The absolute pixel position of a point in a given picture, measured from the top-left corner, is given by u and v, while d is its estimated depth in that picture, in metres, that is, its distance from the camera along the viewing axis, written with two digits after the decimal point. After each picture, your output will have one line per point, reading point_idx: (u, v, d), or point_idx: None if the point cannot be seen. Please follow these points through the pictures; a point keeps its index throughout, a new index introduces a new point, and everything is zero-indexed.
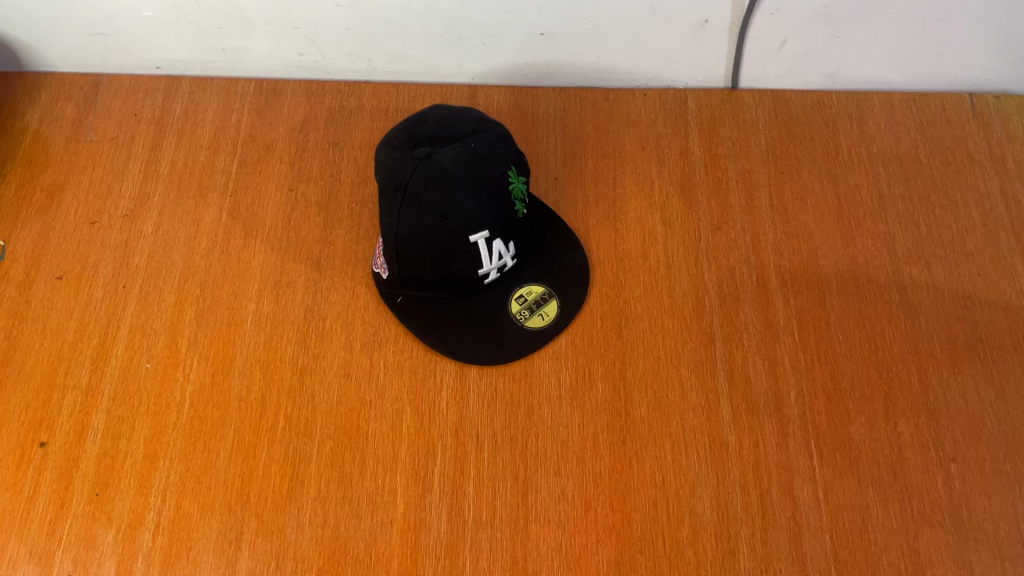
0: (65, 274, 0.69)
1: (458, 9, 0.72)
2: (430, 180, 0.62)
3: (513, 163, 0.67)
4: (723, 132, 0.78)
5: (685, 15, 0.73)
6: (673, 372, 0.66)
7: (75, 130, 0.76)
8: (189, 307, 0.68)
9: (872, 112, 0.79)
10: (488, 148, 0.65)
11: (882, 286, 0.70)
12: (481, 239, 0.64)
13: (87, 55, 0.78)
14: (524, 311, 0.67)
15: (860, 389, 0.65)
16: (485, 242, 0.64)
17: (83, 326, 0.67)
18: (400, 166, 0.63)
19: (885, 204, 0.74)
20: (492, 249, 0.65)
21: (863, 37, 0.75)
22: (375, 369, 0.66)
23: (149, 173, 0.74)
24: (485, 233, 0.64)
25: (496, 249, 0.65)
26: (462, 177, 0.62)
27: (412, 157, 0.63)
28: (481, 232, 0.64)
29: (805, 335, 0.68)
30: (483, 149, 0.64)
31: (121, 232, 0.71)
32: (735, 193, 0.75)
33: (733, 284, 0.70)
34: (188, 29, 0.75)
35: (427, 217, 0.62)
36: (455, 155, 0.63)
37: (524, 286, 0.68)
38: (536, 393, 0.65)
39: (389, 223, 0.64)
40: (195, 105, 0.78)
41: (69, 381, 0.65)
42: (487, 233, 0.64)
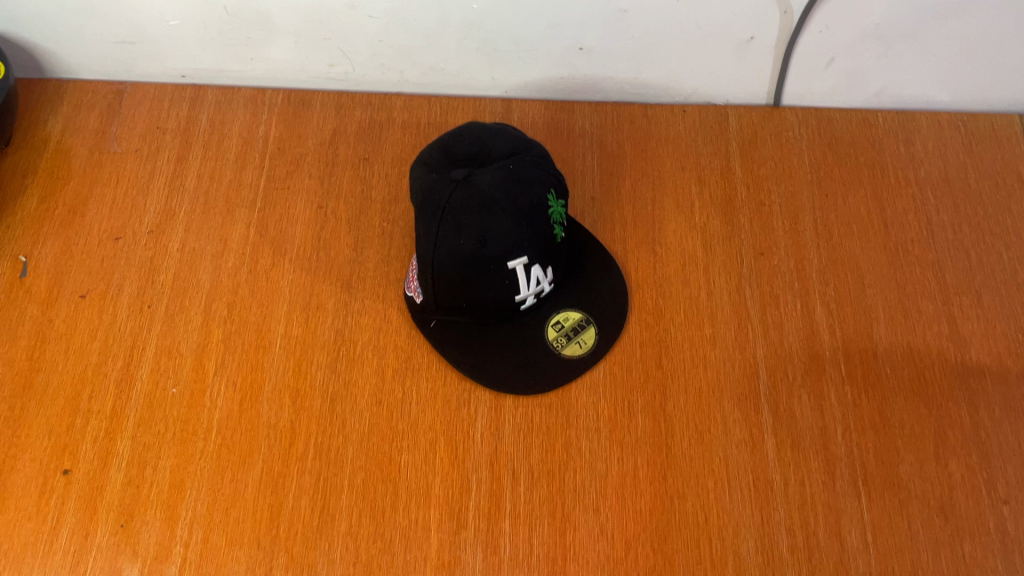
0: (89, 293, 0.67)
1: (496, 22, 0.70)
2: (469, 203, 0.59)
3: (553, 186, 0.65)
4: (765, 151, 0.75)
5: (731, 31, 0.70)
6: (716, 406, 0.64)
7: (98, 141, 0.74)
8: (216, 329, 0.66)
9: (919, 132, 0.76)
10: (529, 169, 0.62)
11: (931, 317, 0.68)
12: (520, 265, 0.61)
13: (111, 63, 0.76)
14: (561, 338, 0.65)
15: (909, 426, 0.63)
16: (524, 267, 0.62)
17: (108, 347, 0.65)
18: (437, 187, 0.61)
19: (934, 230, 0.71)
20: (531, 275, 0.63)
21: (913, 57, 0.72)
22: (408, 397, 0.64)
23: (175, 187, 0.72)
24: (525, 259, 0.62)
25: (534, 275, 0.63)
26: (502, 201, 0.60)
27: (450, 178, 0.60)
28: (520, 257, 0.61)
29: (852, 369, 0.65)
30: (524, 171, 0.62)
31: (146, 249, 0.69)
32: (778, 216, 0.72)
33: (777, 312, 0.68)
34: (216, 38, 0.73)
35: (465, 242, 0.60)
36: (495, 177, 0.60)
37: (561, 312, 0.66)
38: (574, 425, 0.63)
39: (425, 247, 0.61)
40: (222, 116, 0.76)
41: (93, 405, 0.63)
42: (526, 259, 0.61)
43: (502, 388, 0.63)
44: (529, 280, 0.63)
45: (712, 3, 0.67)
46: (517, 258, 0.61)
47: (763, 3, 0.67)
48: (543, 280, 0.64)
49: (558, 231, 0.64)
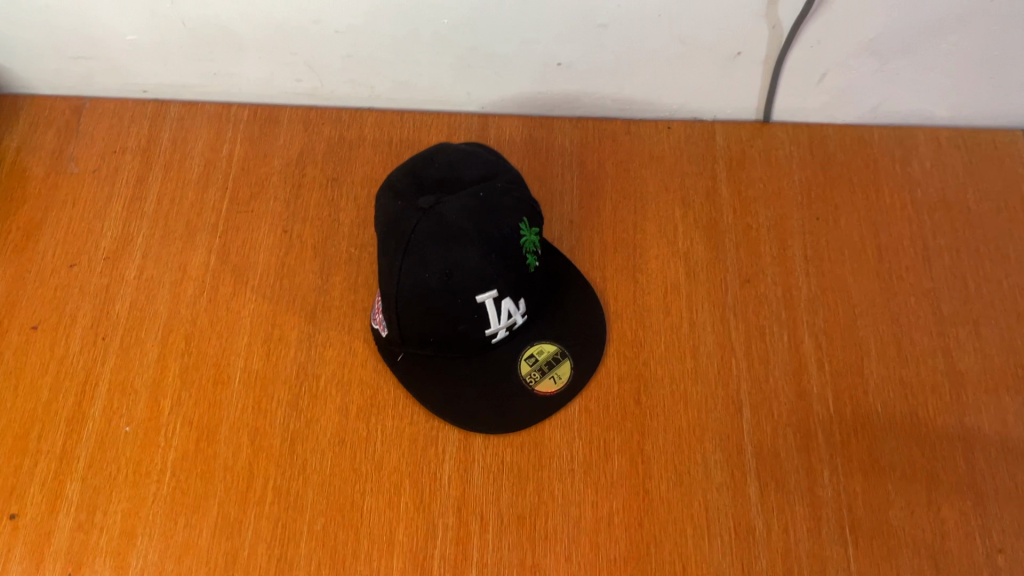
0: (41, 324, 0.64)
1: (469, 37, 0.66)
2: (433, 235, 0.56)
3: (528, 213, 0.61)
4: (754, 171, 0.72)
5: (717, 46, 0.66)
6: (697, 445, 0.61)
7: (55, 161, 0.71)
8: (173, 363, 0.63)
9: (916, 151, 0.72)
10: (501, 195, 0.58)
11: (926, 351, 0.64)
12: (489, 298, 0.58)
13: (68, 78, 0.73)
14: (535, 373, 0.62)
15: (901, 468, 0.60)
16: (494, 301, 0.59)
17: (59, 383, 0.62)
18: (400, 220, 0.57)
19: (930, 256, 0.68)
20: (501, 309, 0.59)
21: (910, 72, 0.68)
22: (372, 436, 0.61)
23: (133, 210, 0.69)
24: (494, 292, 0.58)
25: (505, 309, 0.60)
26: (469, 231, 0.56)
27: (413, 209, 0.57)
28: (489, 291, 0.58)
29: (841, 406, 0.62)
30: (495, 198, 0.58)
31: (101, 277, 0.66)
32: (766, 241, 0.69)
33: (763, 345, 0.64)
34: (177, 53, 0.69)
35: (432, 277, 0.56)
36: (460, 206, 0.57)
37: (535, 344, 0.62)
38: (546, 467, 0.60)
39: (390, 284, 0.58)
40: (185, 134, 0.73)
41: (42, 445, 0.60)
42: (495, 293, 0.58)
43: (471, 427, 0.60)
44: (499, 315, 0.60)
45: (696, 18, 0.64)
46: (486, 291, 0.58)
47: (750, 18, 0.64)
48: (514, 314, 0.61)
49: (531, 260, 0.61)
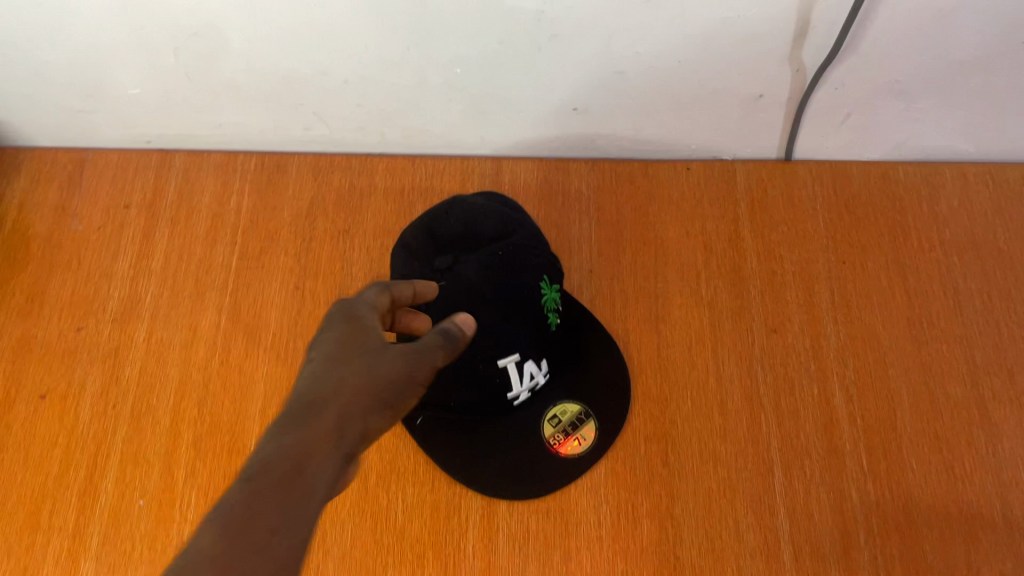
0: (49, 392, 0.62)
1: (481, 85, 0.64)
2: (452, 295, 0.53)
3: (548, 270, 0.59)
4: (776, 214, 0.70)
5: (739, 89, 0.64)
6: (727, 507, 0.59)
7: (59, 218, 0.69)
8: (186, 432, 0.61)
9: (944, 189, 0.70)
10: (522, 251, 0.56)
11: (960, 402, 0.62)
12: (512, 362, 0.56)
13: (69, 131, 0.71)
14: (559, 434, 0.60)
15: (937, 528, 0.58)
16: (517, 365, 0.57)
17: (70, 455, 0.60)
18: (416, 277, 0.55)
19: (961, 300, 0.66)
20: (523, 372, 0.58)
21: (937, 111, 0.66)
22: (393, 505, 0.59)
23: (140, 269, 0.67)
24: (517, 355, 0.57)
25: (527, 372, 0.58)
26: (489, 294, 0.54)
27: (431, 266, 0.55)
28: (511, 355, 0.56)
29: (874, 462, 0.60)
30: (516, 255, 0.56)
31: (110, 341, 0.64)
32: (792, 287, 0.67)
33: (792, 399, 0.63)
34: (180, 105, 0.67)
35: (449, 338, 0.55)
36: (480, 264, 0.54)
37: (557, 404, 0.61)
38: (572, 534, 0.58)
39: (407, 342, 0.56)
40: (191, 187, 0.71)
41: (54, 521, 0.58)
42: (517, 356, 0.56)
43: (494, 492, 0.59)
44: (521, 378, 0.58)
45: (717, 64, 0.62)
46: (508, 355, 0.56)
47: (773, 62, 0.61)
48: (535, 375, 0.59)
49: (552, 319, 0.59)
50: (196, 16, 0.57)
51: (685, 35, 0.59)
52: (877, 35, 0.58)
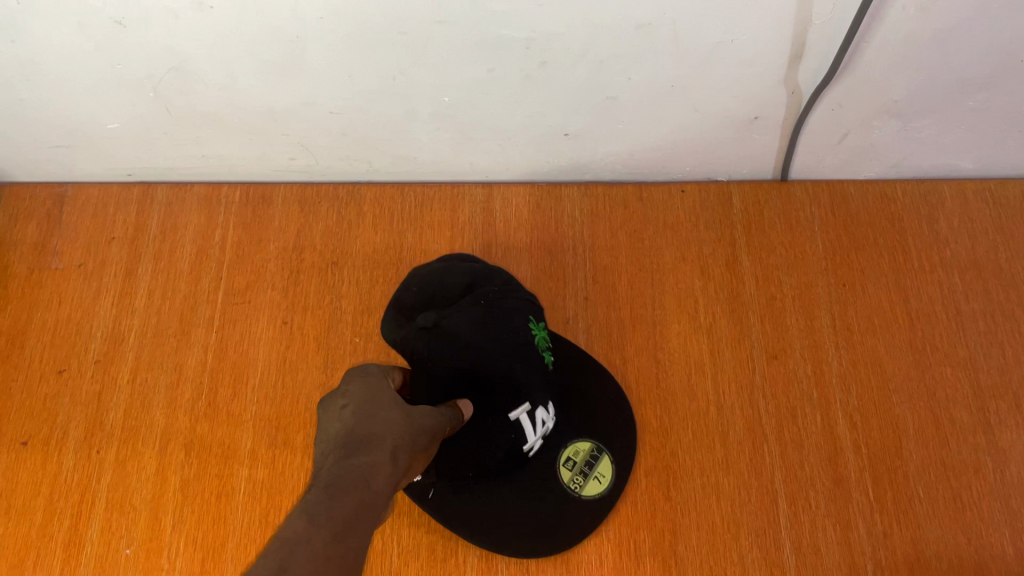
0: (31, 439, 0.61)
1: (470, 113, 0.63)
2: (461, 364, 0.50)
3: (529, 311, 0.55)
4: (774, 236, 0.69)
5: (733, 112, 0.63)
6: (732, 543, 0.58)
7: (38, 256, 0.67)
8: (173, 477, 0.59)
9: (943, 207, 0.69)
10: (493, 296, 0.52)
11: (966, 428, 0.61)
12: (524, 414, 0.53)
13: (48, 166, 0.69)
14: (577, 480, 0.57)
15: (947, 559, 0.57)
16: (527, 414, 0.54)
17: (53, 504, 0.59)
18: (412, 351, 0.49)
19: (964, 322, 0.65)
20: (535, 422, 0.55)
21: (935, 130, 0.65)
22: (389, 549, 0.58)
23: (123, 307, 0.65)
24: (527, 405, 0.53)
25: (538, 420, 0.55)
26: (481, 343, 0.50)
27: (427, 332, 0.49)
28: (521, 405, 0.53)
29: (880, 492, 0.59)
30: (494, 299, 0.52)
31: (93, 383, 0.62)
32: (792, 312, 0.66)
33: (795, 428, 0.61)
34: (161, 138, 0.66)
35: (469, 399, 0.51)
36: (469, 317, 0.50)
37: (569, 445, 0.58)
38: (575, 575, 0.57)
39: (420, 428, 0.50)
40: (175, 220, 0.69)
41: (38, 575, 0.56)
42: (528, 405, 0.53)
43: (546, 552, 0.56)
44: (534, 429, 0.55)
45: (710, 88, 0.60)
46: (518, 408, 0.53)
47: (769, 85, 0.60)
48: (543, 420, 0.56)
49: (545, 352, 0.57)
50: (175, 50, 0.56)
51: (677, 60, 0.57)
52: (874, 56, 0.57)
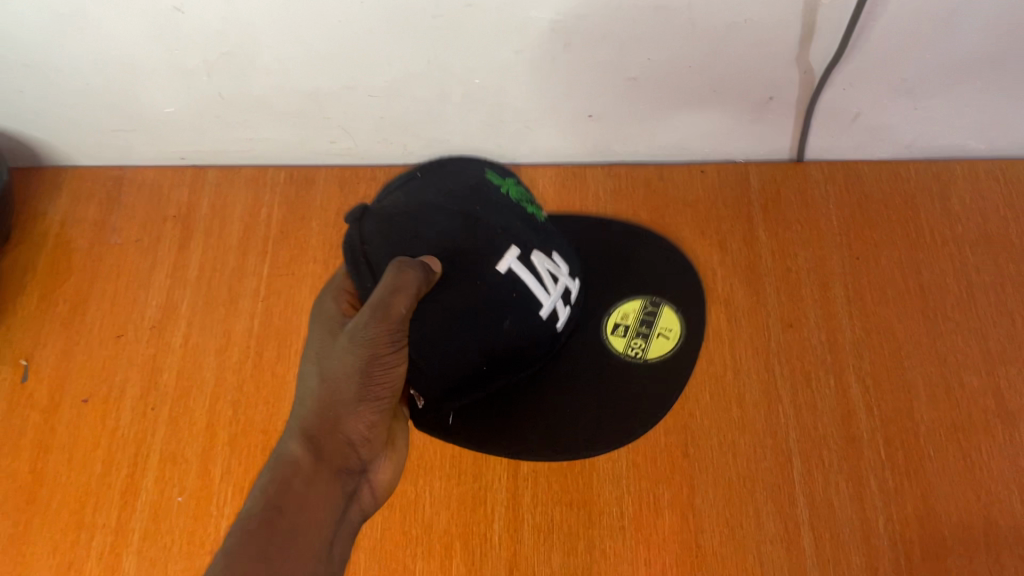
0: (91, 397, 0.65)
1: (499, 95, 0.67)
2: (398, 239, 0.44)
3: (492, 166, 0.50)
4: (790, 213, 0.72)
5: (749, 92, 0.67)
6: (747, 498, 0.60)
7: (99, 232, 0.73)
8: (222, 432, 0.64)
9: (955, 185, 0.72)
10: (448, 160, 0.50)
11: (976, 391, 0.63)
12: (514, 262, 0.45)
13: (108, 150, 0.74)
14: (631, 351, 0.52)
15: (956, 515, 0.59)
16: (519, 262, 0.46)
17: (111, 455, 0.63)
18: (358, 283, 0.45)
19: (975, 293, 0.67)
20: (541, 270, 0.47)
21: (944, 109, 0.68)
22: (421, 499, 0.61)
23: (176, 278, 0.70)
24: (515, 250, 0.46)
25: (545, 269, 0.48)
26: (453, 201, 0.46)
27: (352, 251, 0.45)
28: (506, 253, 0.45)
29: (892, 451, 0.61)
30: (434, 164, 0.49)
31: (148, 347, 0.67)
32: (807, 284, 0.69)
33: (809, 391, 0.64)
34: (213, 122, 0.70)
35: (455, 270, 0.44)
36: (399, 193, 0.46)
37: (615, 312, 0.54)
38: (597, 525, 0.60)
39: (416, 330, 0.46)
40: (224, 200, 0.74)
41: (97, 518, 0.61)
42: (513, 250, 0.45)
43: (608, 450, 0.50)
44: (541, 277, 0.47)
45: (726, 68, 0.64)
46: (502, 259, 0.45)
47: (783, 64, 0.63)
48: (551, 265, 0.48)
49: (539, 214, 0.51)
50: (227, 36, 0.61)
51: (693, 41, 0.61)
52: (881, 35, 0.60)
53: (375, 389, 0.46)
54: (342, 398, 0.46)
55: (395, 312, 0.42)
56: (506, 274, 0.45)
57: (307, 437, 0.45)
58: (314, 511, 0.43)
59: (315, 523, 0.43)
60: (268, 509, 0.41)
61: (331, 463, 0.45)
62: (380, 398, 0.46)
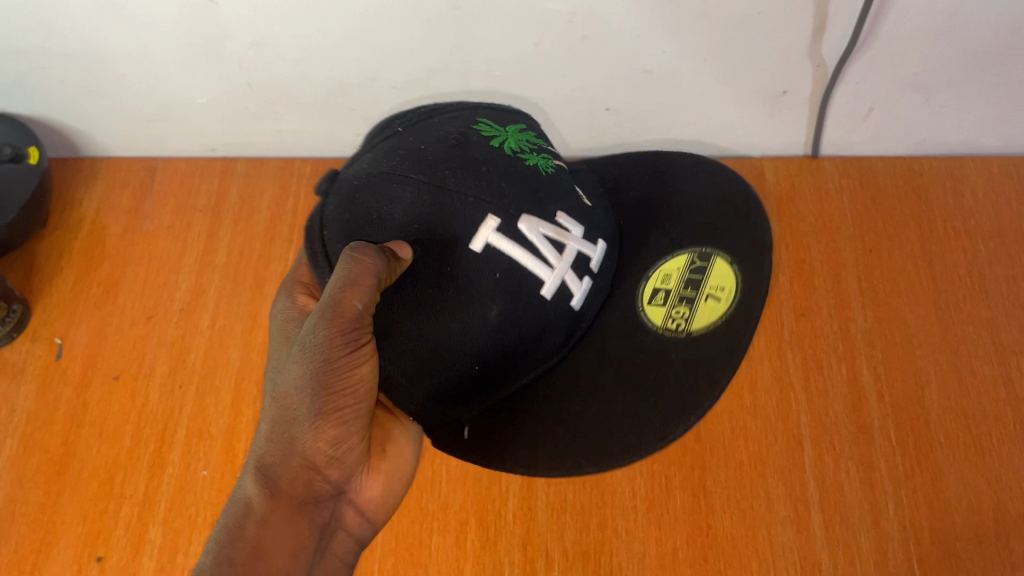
0: (121, 374, 0.68)
1: (519, 88, 0.69)
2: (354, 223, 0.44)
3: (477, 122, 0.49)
4: (804, 207, 0.74)
5: (763, 86, 0.68)
6: (758, 480, 0.61)
7: (133, 219, 0.76)
8: (247, 410, 0.66)
9: (968, 181, 0.73)
10: (436, 117, 0.49)
11: (987, 380, 0.64)
12: (492, 235, 0.43)
13: (143, 141, 0.77)
14: (670, 323, 0.52)
15: (966, 499, 0.59)
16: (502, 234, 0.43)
17: (140, 430, 0.65)
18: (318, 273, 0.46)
19: (987, 285, 0.68)
20: (533, 237, 0.44)
21: (956, 104, 0.69)
22: (438, 476, 0.63)
23: (205, 263, 0.73)
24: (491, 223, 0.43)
25: (539, 235, 0.45)
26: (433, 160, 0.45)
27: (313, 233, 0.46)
28: (485, 223, 0.43)
29: (902, 437, 0.62)
30: (418, 121, 0.49)
31: (177, 327, 0.70)
32: (820, 275, 0.70)
33: (821, 378, 0.65)
34: (243, 113, 0.73)
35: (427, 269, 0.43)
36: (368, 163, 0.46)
37: (655, 279, 0.53)
38: (608, 504, 0.61)
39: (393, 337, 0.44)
40: (252, 190, 0.77)
41: (125, 490, 0.63)
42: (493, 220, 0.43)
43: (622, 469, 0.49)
44: (536, 246, 0.44)
45: (741, 61, 0.65)
46: (477, 236, 0.43)
47: (796, 58, 0.65)
48: (547, 228, 0.45)
49: (546, 166, 0.48)
50: (257, 27, 0.63)
51: (708, 34, 0.63)
52: (892, 29, 0.61)
53: (334, 402, 0.44)
54: (295, 417, 0.44)
55: (349, 310, 0.42)
56: (484, 254, 0.43)
57: (261, 469, 0.45)
58: (275, 550, 0.44)
59: (277, 562, 0.44)
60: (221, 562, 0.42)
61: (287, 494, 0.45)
62: (338, 411, 0.45)
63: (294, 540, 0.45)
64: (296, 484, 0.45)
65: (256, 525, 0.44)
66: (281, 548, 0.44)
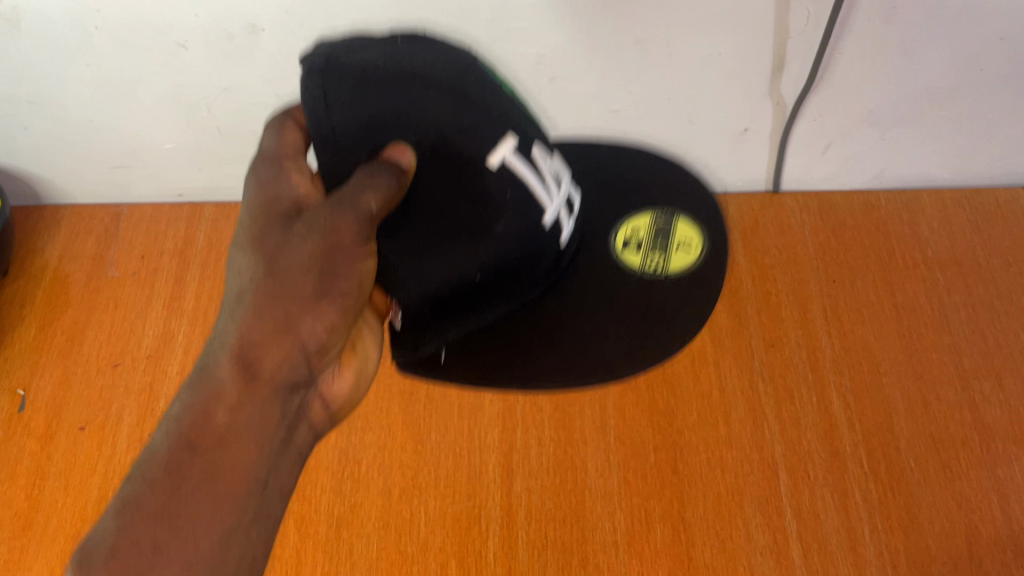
0: (88, 425, 0.66)
1: None
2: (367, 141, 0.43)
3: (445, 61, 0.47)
4: (767, 240, 0.76)
5: (724, 125, 0.70)
6: (736, 510, 0.62)
7: (97, 266, 0.75)
8: None
9: (923, 213, 0.76)
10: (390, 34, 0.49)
11: (953, 406, 0.65)
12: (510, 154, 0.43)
13: (106, 187, 0.77)
14: (647, 265, 0.52)
15: (938, 523, 0.60)
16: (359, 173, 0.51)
17: (108, 480, 0.63)
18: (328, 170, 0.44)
19: (946, 311, 0.70)
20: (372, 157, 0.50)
21: (910, 139, 0.71)
22: (416, 519, 0.62)
23: (172, 309, 0.72)
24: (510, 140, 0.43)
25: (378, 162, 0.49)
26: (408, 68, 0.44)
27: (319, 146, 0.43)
28: None
29: (874, 463, 0.63)
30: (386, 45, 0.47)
31: (146, 375, 0.68)
32: (787, 306, 0.72)
33: (792, 408, 0.66)
34: (211, 158, 0.73)
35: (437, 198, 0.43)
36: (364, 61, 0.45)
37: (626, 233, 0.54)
38: (589, 541, 0.61)
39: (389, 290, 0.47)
40: (219, 233, 0.76)
41: None
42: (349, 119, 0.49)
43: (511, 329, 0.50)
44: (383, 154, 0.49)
45: (704, 103, 0.68)
46: (496, 152, 0.42)
47: (756, 97, 0.67)
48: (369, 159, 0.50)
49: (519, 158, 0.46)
50: (227, 72, 0.63)
51: (671, 76, 0.65)
52: (846, 66, 0.63)
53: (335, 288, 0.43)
54: (295, 292, 0.42)
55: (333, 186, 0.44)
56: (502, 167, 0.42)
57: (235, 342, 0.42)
58: (246, 440, 0.40)
59: (247, 448, 0.40)
60: (180, 447, 0.39)
61: (271, 380, 0.42)
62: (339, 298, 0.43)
63: (269, 428, 0.42)
64: (281, 371, 0.42)
65: (228, 406, 0.40)
66: (252, 429, 0.41)
